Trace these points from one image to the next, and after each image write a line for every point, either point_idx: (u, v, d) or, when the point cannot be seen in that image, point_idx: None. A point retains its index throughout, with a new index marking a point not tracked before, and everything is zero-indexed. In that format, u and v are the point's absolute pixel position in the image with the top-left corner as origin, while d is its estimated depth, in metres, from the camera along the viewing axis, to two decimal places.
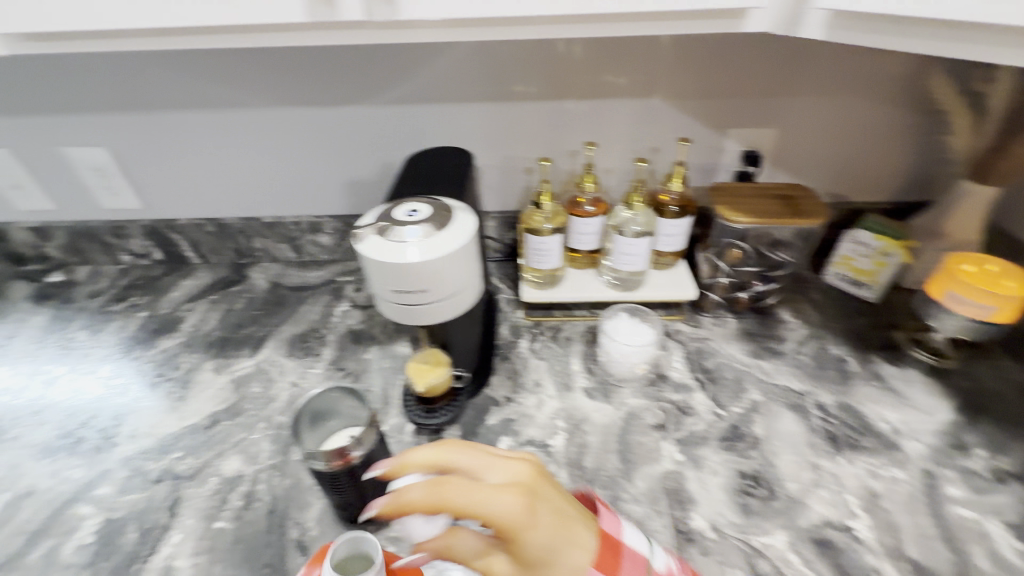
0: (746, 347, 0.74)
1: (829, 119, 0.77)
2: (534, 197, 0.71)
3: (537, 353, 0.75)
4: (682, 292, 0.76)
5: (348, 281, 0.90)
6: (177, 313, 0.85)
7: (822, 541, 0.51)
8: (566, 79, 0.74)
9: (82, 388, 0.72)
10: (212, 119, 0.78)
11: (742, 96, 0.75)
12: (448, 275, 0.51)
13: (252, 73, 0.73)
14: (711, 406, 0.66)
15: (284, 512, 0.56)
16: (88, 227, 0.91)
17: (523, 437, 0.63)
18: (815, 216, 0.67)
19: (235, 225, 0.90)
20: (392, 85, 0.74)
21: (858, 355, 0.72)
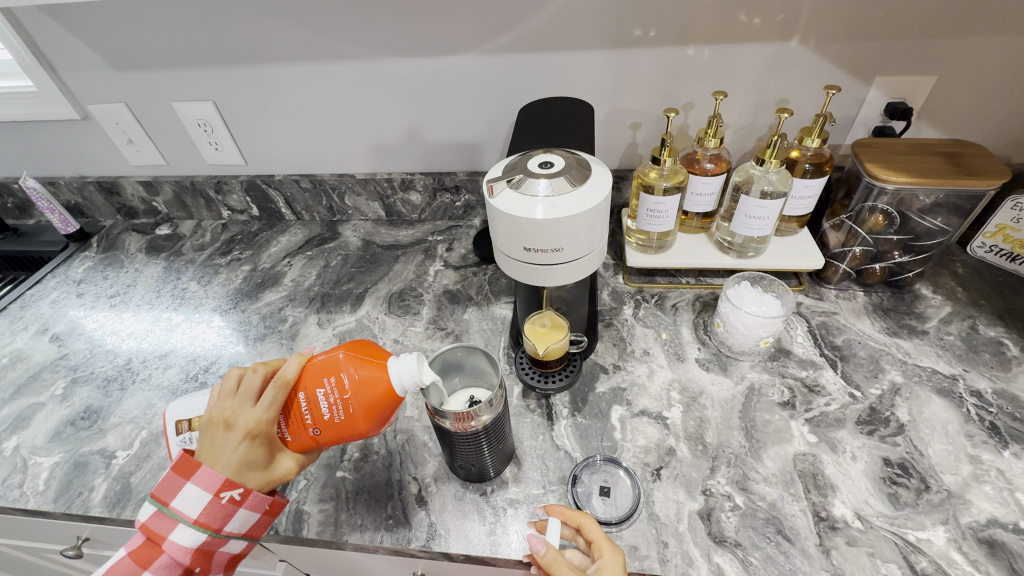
0: (881, 323, 0.66)
1: (1008, 63, 0.65)
2: (653, 153, 0.64)
3: (642, 321, 0.71)
4: (808, 260, 0.69)
5: (439, 241, 0.89)
6: (278, 267, 0.87)
7: (991, 542, 0.46)
8: (691, 21, 0.66)
9: (200, 335, 0.76)
10: (310, 73, 0.77)
11: (902, 37, 0.64)
12: (580, 234, 0.47)
13: (355, 23, 0.70)
14: (845, 386, 0.60)
15: (403, 466, 0.56)
16: (193, 182, 0.94)
17: (637, 407, 0.60)
18: (990, 176, 0.57)
19: (329, 181, 0.90)
20: (497, 33, 0.70)
21: (1019, 338, 0.63)
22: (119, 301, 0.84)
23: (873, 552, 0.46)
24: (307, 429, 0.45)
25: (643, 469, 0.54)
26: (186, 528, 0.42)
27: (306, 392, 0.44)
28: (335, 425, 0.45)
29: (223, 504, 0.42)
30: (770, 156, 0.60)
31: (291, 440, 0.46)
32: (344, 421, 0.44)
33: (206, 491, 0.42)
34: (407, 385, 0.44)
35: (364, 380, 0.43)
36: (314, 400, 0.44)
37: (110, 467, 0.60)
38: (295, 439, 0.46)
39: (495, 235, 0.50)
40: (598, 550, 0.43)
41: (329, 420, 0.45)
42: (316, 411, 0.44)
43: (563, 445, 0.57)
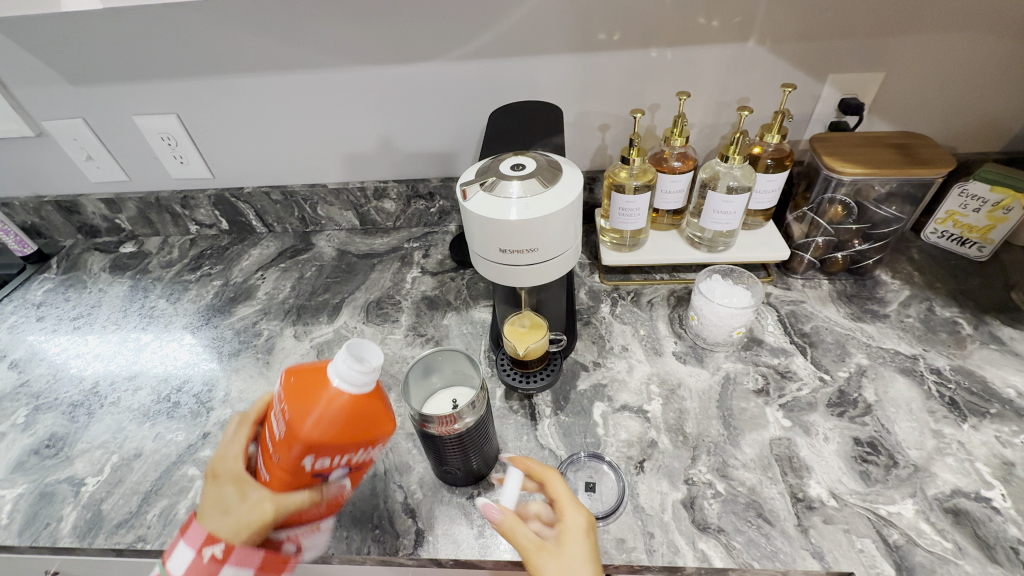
0: (845, 309, 0.69)
1: (947, 60, 0.69)
2: (623, 153, 0.65)
3: (619, 318, 0.72)
4: (775, 252, 0.71)
5: (415, 248, 0.89)
6: (251, 281, 0.86)
7: (957, 511, 0.48)
8: (653, 25, 0.68)
9: (171, 354, 0.74)
10: (278, 83, 0.76)
11: (851, 36, 0.68)
12: (553, 234, 0.48)
13: (323, 32, 0.70)
14: (815, 370, 0.62)
15: (387, 475, 0.56)
16: (158, 198, 0.92)
17: (618, 403, 0.61)
18: (938, 165, 0.61)
19: (301, 192, 0.89)
20: (466, 39, 0.71)
21: (972, 317, 0.67)
22: (83, 323, 0.81)
23: (849, 528, 0.48)
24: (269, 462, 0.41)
25: (627, 463, 0.55)
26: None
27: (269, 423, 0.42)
28: (285, 447, 0.40)
29: (208, 563, 0.41)
30: (733, 153, 0.63)
31: (270, 477, 0.42)
32: (286, 437, 0.39)
33: (189, 546, 0.41)
34: (346, 378, 0.38)
35: (302, 386, 0.39)
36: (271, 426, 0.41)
37: (79, 495, 0.57)
38: (272, 477, 0.41)
39: (471, 238, 0.50)
40: (560, 508, 0.43)
41: (280, 444, 0.40)
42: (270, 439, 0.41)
43: (547, 443, 0.58)
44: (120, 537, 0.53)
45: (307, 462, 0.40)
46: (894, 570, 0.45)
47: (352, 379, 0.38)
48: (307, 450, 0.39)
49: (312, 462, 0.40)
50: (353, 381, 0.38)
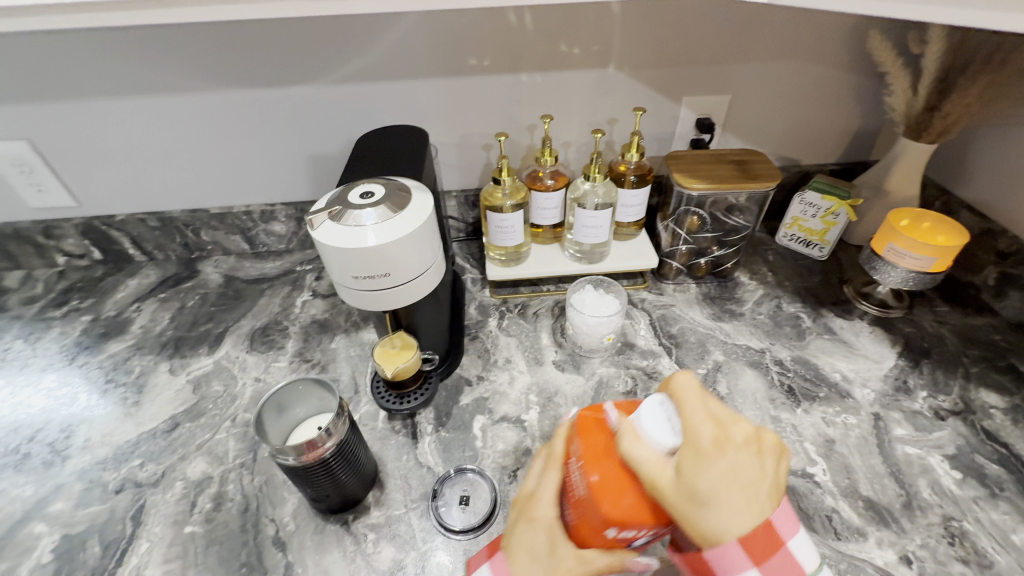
0: (708, 310, 0.76)
1: (778, 83, 0.78)
2: (494, 174, 0.68)
3: (506, 331, 0.74)
4: (645, 261, 0.76)
5: (308, 270, 0.87)
6: (125, 314, 0.81)
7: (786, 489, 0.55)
8: (519, 51, 0.72)
9: (24, 401, 0.68)
10: (141, 106, 0.73)
11: (696, 62, 0.75)
12: (406, 258, 0.49)
13: (184, 54, 0.68)
14: (677, 369, 0.68)
15: (259, 510, 0.55)
16: (15, 229, 0.84)
17: (498, 414, 0.63)
18: (768, 178, 0.68)
19: (180, 218, 0.85)
20: (338, 63, 0.71)
21: (811, 311, 0.75)
22: None
23: None
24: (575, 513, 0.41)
25: (501, 473, 0.57)
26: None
27: (567, 466, 0.42)
28: (585, 504, 0.39)
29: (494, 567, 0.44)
30: (594, 171, 0.67)
31: (569, 520, 0.42)
32: (587, 497, 0.38)
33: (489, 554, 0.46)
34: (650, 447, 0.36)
35: (596, 449, 0.39)
36: (569, 477, 0.41)
37: None
38: (572, 521, 0.41)
39: (326, 267, 0.50)
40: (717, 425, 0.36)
41: (580, 499, 0.39)
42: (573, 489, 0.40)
43: (425, 461, 0.59)
44: None
45: (611, 530, 0.38)
46: None
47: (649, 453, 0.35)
48: (614, 524, 0.37)
49: (615, 531, 0.38)
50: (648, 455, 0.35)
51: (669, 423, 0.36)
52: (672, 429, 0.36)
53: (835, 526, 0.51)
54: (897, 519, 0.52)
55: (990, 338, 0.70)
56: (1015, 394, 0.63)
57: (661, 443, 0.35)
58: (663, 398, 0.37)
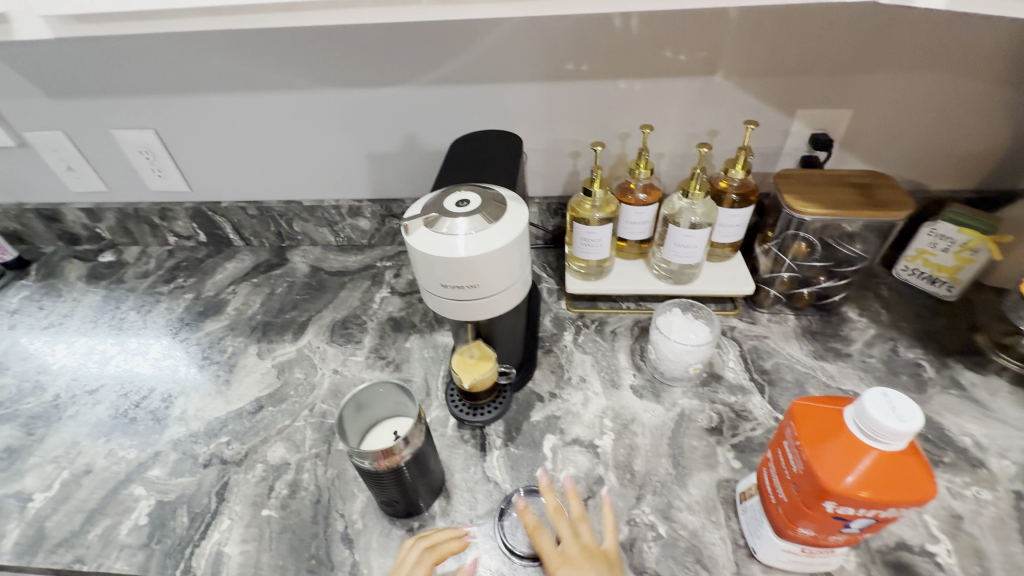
0: (808, 347, 0.69)
1: (914, 98, 0.69)
2: (585, 185, 0.65)
3: (581, 347, 0.71)
4: (739, 287, 0.70)
5: (387, 267, 0.89)
6: (222, 296, 0.86)
7: (899, 565, 0.48)
8: (621, 57, 0.68)
9: (134, 368, 0.74)
10: (252, 103, 0.77)
11: (818, 73, 0.68)
12: (494, 271, 0.48)
13: (293, 55, 0.71)
14: (770, 410, 0.62)
15: (330, 503, 0.56)
16: (137, 209, 0.93)
17: (569, 436, 0.60)
18: (898, 208, 0.60)
19: (276, 208, 0.90)
20: (435, 65, 0.71)
21: (935, 359, 0.66)
22: (53, 332, 0.82)
23: None
24: (789, 488, 0.41)
25: (571, 500, 0.54)
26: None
27: (781, 447, 0.42)
28: (803, 486, 0.39)
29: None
30: (693, 188, 0.62)
31: (786, 498, 0.42)
32: (804, 479, 0.38)
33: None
34: (868, 428, 0.35)
35: (813, 429, 0.39)
36: (784, 457, 0.42)
37: (25, 512, 0.57)
38: (789, 498, 0.42)
39: (414, 272, 0.50)
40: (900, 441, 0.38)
41: (796, 477, 0.40)
42: (785, 468, 0.41)
43: (493, 477, 0.57)
44: (59, 557, 0.53)
45: (827, 506, 0.38)
46: None
47: (863, 434, 0.36)
48: (830, 496, 0.37)
49: (834, 508, 0.38)
50: (864, 434, 0.36)
51: (894, 412, 0.35)
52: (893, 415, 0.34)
53: None
54: None
55: None
56: None
57: (888, 423, 0.34)
58: (886, 393, 0.36)
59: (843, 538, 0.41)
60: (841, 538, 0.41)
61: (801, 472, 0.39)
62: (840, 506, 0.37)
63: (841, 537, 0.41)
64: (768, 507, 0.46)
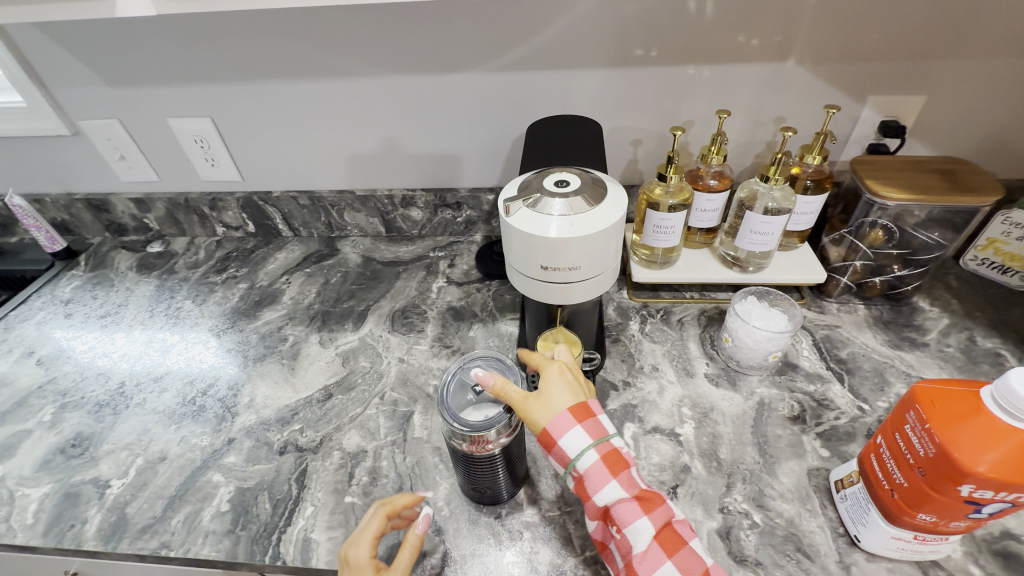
0: (883, 336, 0.68)
1: (991, 84, 0.67)
2: (660, 170, 0.64)
3: (649, 336, 0.71)
4: (811, 275, 0.69)
5: (440, 257, 0.88)
6: (276, 285, 0.86)
7: (1008, 554, 0.47)
8: (692, 42, 0.68)
9: (196, 357, 0.74)
10: (312, 90, 0.77)
11: (894, 58, 0.66)
12: (596, 254, 0.47)
13: (359, 40, 0.70)
14: (852, 399, 0.61)
15: (413, 489, 0.55)
16: (187, 199, 0.92)
17: (649, 424, 0.60)
18: (985, 194, 0.59)
19: (328, 198, 0.89)
20: (502, 51, 0.70)
21: (1015, 349, 0.65)
22: (110, 321, 0.81)
23: (892, 567, 0.47)
24: (912, 472, 0.40)
25: (659, 488, 0.54)
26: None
27: (901, 432, 0.42)
28: (934, 467, 0.38)
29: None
30: (773, 173, 0.62)
31: (905, 483, 0.41)
32: (937, 461, 0.38)
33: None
34: (1012, 406, 0.35)
35: (944, 412, 0.38)
36: (906, 441, 0.41)
37: (104, 498, 0.57)
38: (910, 484, 0.41)
39: (510, 255, 0.49)
40: None
41: (924, 459, 0.39)
42: (907, 452, 0.41)
43: None
44: (144, 543, 0.53)
45: (961, 489, 0.37)
46: None
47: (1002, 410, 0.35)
48: (967, 478, 0.36)
49: (971, 492, 0.37)
50: (1003, 410, 0.35)
51: None
52: None
53: None
54: None
55: None
56: None
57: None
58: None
59: (970, 524, 0.40)
60: (967, 524, 0.40)
61: (932, 455, 0.38)
62: (978, 488, 0.36)
63: (965, 522, 0.40)
64: (878, 496, 0.45)
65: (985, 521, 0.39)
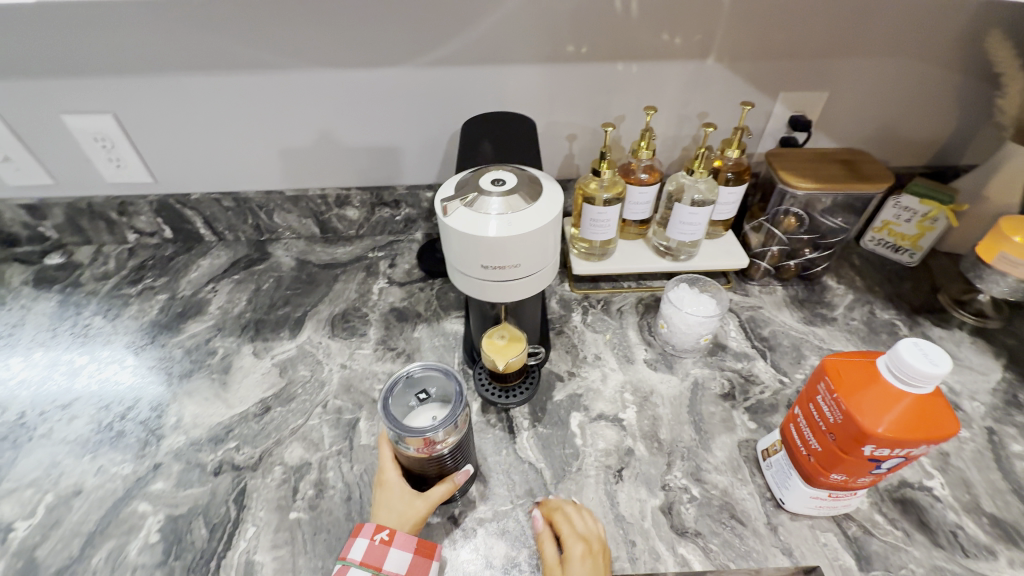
0: (799, 314, 0.74)
1: (879, 82, 0.75)
2: (594, 165, 0.66)
3: (591, 327, 0.73)
4: (735, 261, 0.74)
5: (380, 257, 0.86)
6: (201, 295, 0.80)
7: (904, 501, 0.53)
8: (620, 39, 0.70)
9: (111, 378, 0.67)
10: (230, 84, 0.71)
11: (798, 57, 0.72)
12: (535, 251, 0.47)
13: (281, 32, 0.66)
14: (774, 373, 0.66)
15: (363, 498, 0.54)
16: (90, 204, 0.84)
17: (594, 412, 0.62)
18: (879, 181, 0.66)
19: (255, 199, 0.84)
20: (433, 46, 0.69)
21: (907, 318, 0.73)
22: (3, 344, 0.73)
23: (813, 524, 0.52)
24: (825, 436, 0.44)
25: (605, 472, 0.56)
26: (355, 572, 0.44)
27: (814, 402, 0.46)
28: (842, 431, 0.42)
29: (377, 545, 0.46)
30: (698, 166, 0.65)
31: (819, 448, 0.46)
32: (845, 426, 0.42)
33: (361, 535, 0.47)
34: (903, 372, 0.39)
35: (849, 381, 0.43)
36: (818, 411, 0.45)
37: (8, 543, 0.51)
38: (824, 448, 0.45)
39: (452, 255, 0.49)
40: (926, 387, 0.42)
41: (834, 425, 0.43)
42: (820, 419, 0.45)
43: (527, 457, 0.57)
44: None
45: (864, 448, 0.41)
46: (854, 561, 0.49)
47: (895, 376, 0.40)
48: (868, 439, 0.40)
49: (873, 451, 0.41)
50: (896, 376, 0.40)
51: (928, 357, 0.39)
52: (926, 361, 0.38)
53: (961, 543, 0.50)
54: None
55: None
56: None
57: (920, 366, 0.38)
58: (920, 340, 0.40)
59: (873, 477, 0.45)
60: (871, 478, 0.45)
61: (840, 421, 0.43)
62: (876, 447, 0.41)
63: (870, 476, 0.45)
64: (799, 461, 0.49)
65: (885, 473, 0.44)
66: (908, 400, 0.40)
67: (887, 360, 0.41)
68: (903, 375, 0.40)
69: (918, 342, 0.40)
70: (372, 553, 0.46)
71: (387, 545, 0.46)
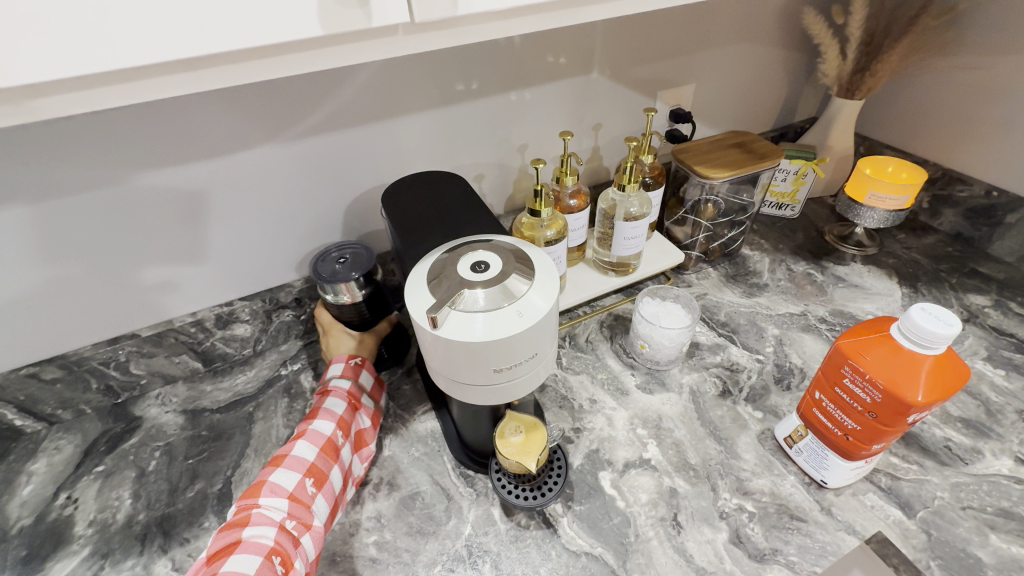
0: (739, 289, 0.78)
1: (730, 67, 0.82)
2: (529, 206, 0.61)
3: (571, 369, 0.67)
4: (673, 258, 0.75)
5: (297, 371, 0.69)
6: (53, 516, 0.56)
7: (904, 435, 0.58)
8: (508, 69, 0.65)
9: None
10: (14, 221, 0.50)
11: (665, 56, 0.75)
12: (546, 333, 0.40)
13: (83, 136, 0.48)
14: (749, 354, 0.68)
15: None
16: None
17: (620, 463, 0.57)
18: (772, 155, 0.72)
19: (96, 356, 0.61)
20: (303, 115, 0.57)
21: (816, 265, 0.82)
22: None
23: (854, 491, 0.53)
24: (864, 415, 0.45)
25: (664, 527, 0.51)
26: (337, 382, 0.57)
27: (841, 385, 0.47)
28: (883, 407, 0.44)
29: (352, 364, 0.59)
30: (628, 180, 0.64)
31: (858, 426, 0.47)
32: (888, 403, 0.43)
33: (337, 361, 0.59)
34: (916, 335, 0.42)
35: (872, 358, 0.44)
36: (850, 393, 0.46)
37: None
38: (863, 425, 0.46)
39: (450, 369, 0.39)
40: None
41: (873, 403, 0.44)
42: (854, 399, 0.46)
43: (580, 548, 0.50)
44: None
45: (907, 418, 0.43)
46: (902, 511, 0.52)
47: (911, 341, 0.42)
48: (912, 410, 0.42)
49: (914, 418, 0.43)
50: (910, 341, 0.42)
51: (940, 319, 0.41)
52: (938, 323, 0.41)
53: (957, 453, 0.56)
54: (992, 428, 0.58)
55: (947, 251, 0.82)
56: (992, 290, 0.75)
57: (934, 328, 0.40)
58: (926, 304, 0.42)
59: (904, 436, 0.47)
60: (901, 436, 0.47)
61: (879, 400, 0.44)
62: (917, 414, 0.42)
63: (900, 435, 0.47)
64: (832, 440, 0.51)
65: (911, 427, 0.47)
66: (931, 362, 0.42)
67: (900, 328, 0.43)
68: (919, 340, 0.42)
69: (926, 307, 0.42)
70: (349, 369, 0.59)
71: (360, 365, 0.60)
